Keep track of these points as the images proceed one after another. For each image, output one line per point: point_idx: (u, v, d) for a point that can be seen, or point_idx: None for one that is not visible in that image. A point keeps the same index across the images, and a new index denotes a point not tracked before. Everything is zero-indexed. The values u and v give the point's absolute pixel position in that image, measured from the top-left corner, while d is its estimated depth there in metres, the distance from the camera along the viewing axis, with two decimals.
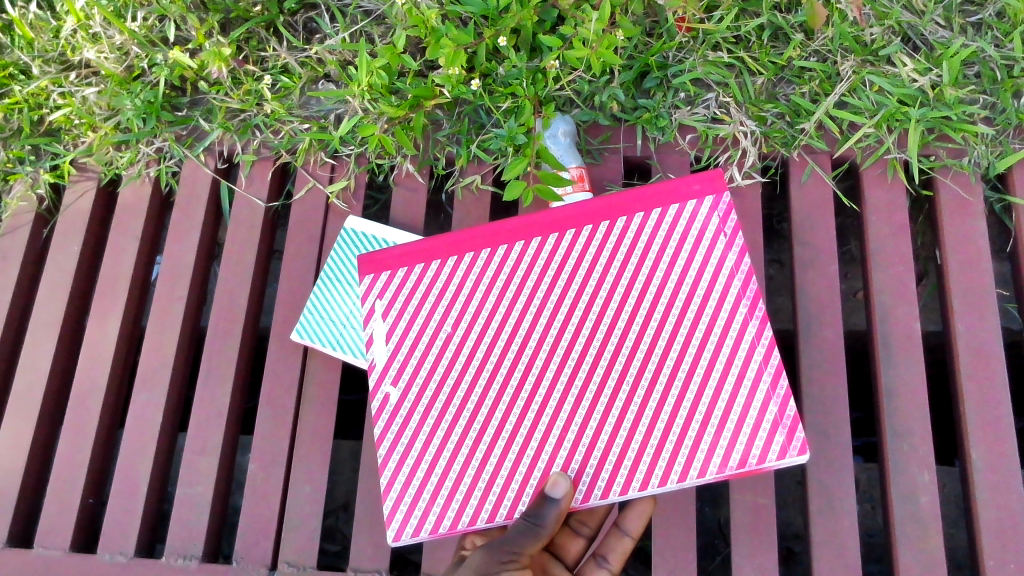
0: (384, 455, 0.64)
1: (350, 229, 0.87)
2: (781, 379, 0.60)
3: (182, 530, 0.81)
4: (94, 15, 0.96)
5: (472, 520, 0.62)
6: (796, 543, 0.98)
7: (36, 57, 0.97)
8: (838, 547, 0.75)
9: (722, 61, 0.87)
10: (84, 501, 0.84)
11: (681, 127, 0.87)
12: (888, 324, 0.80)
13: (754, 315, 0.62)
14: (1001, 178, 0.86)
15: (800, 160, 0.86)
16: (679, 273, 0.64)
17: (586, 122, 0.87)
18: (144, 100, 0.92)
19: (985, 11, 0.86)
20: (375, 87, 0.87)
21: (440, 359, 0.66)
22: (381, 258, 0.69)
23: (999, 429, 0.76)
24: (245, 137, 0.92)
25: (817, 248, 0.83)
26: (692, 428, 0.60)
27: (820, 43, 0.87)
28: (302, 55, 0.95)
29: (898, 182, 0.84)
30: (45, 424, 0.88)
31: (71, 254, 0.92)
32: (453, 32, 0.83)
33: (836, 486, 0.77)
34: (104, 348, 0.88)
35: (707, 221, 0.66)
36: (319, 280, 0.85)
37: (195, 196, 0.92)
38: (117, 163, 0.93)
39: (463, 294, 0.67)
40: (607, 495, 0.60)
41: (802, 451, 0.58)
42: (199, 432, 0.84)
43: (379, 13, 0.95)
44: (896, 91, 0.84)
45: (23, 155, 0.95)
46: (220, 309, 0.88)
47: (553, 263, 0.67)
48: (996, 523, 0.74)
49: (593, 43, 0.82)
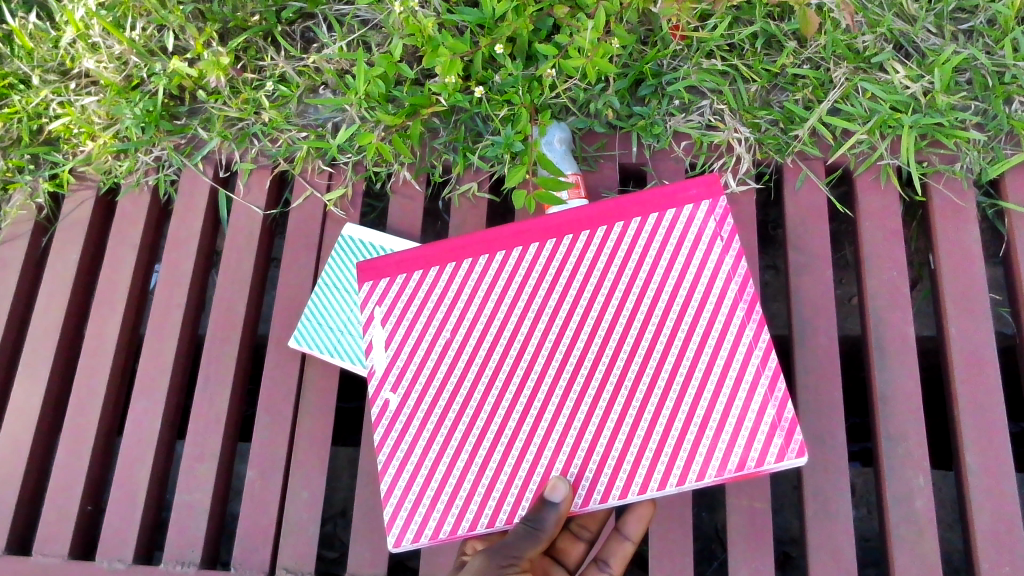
0: (384, 462, 0.64)
1: (348, 236, 0.87)
2: (780, 381, 0.61)
3: (181, 536, 0.81)
4: (93, 25, 0.96)
5: (472, 525, 0.62)
6: (792, 548, 0.98)
7: (36, 66, 0.98)
8: (835, 551, 0.76)
9: (716, 69, 0.88)
10: (83, 508, 0.84)
11: (676, 134, 0.88)
12: (883, 329, 0.80)
13: (751, 318, 0.63)
14: (993, 184, 0.86)
15: (795, 167, 0.86)
16: (676, 277, 0.65)
17: (581, 129, 0.88)
18: (143, 109, 0.92)
19: (976, 19, 0.87)
20: (372, 95, 0.88)
21: (440, 364, 0.66)
22: (380, 265, 0.70)
23: (992, 432, 0.77)
24: (244, 145, 0.93)
25: (811, 254, 0.83)
26: (691, 432, 0.61)
27: (814, 50, 0.87)
28: (300, 64, 0.95)
29: (891, 188, 0.85)
30: (44, 432, 0.89)
31: (70, 262, 0.93)
32: (450, 40, 0.84)
33: (832, 490, 0.77)
34: (102, 355, 0.88)
35: (704, 225, 0.66)
36: (317, 287, 0.86)
37: (193, 204, 0.93)
38: (117, 172, 0.94)
39: (462, 300, 0.68)
40: (607, 499, 0.61)
41: (800, 453, 0.59)
42: (198, 438, 0.84)
43: (377, 22, 0.96)
44: (889, 97, 0.85)
45: (23, 164, 0.95)
46: (219, 316, 0.88)
47: (551, 268, 0.67)
48: (992, 525, 0.75)
49: (588, 51, 0.83)
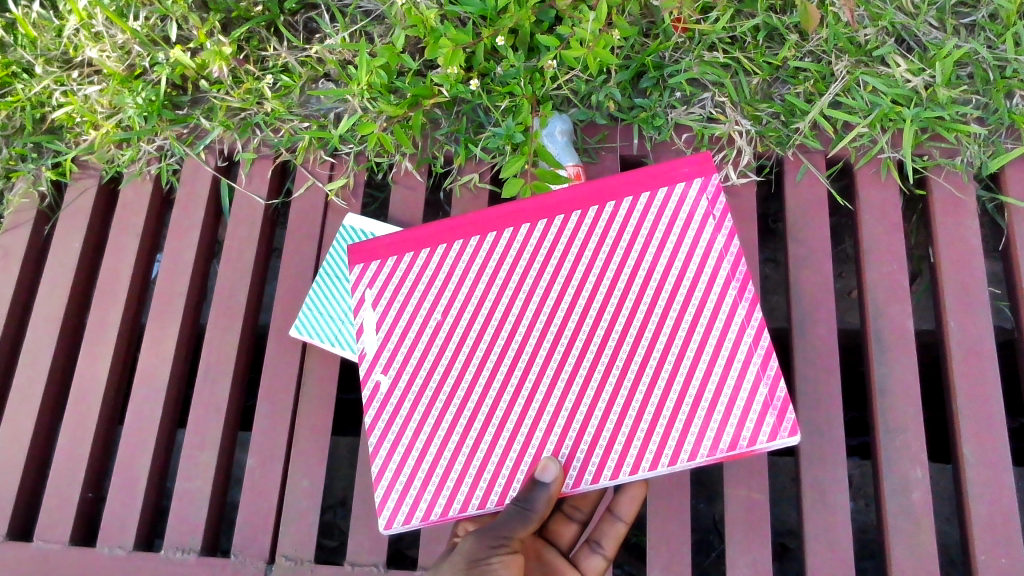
0: (375, 444, 0.64)
1: (350, 226, 0.88)
2: (771, 359, 0.60)
3: (181, 523, 0.82)
4: (97, 14, 0.97)
5: (464, 506, 0.62)
6: (790, 539, 0.99)
7: (39, 55, 0.98)
8: (831, 542, 0.76)
9: (718, 62, 0.88)
10: (84, 494, 0.85)
11: (677, 126, 0.88)
12: (882, 322, 0.81)
13: (744, 297, 0.63)
14: (994, 178, 0.86)
15: (795, 160, 0.87)
16: (668, 257, 0.65)
17: (582, 121, 0.88)
18: (145, 98, 0.92)
19: (978, 13, 0.87)
20: (374, 86, 0.89)
21: (431, 346, 0.66)
22: (371, 248, 0.70)
23: (990, 425, 0.77)
24: (246, 135, 0.93)
25: (811, 246, 0.84)
26: (682, 412, 0.61)
27: (815, 43, 0.87)
28: (302, 54, 0.96)
29: (891, 182, 0.85)
30: (46, 418, 0.89)
31: (72, 250, 0.93)
32: (452, 32, 0.85)
33: (829, 481, 0.77)
34: (104, 343, 0.89)
35: (695, 204, 0.66)
36: (318, 277, 0.86)
37: (196, 193, 0.93)
38: (119, 161, 0.94)
39: (453, 282, 0.68)
40: (598, 480, 0.61)
41: (792, 431, 0.58)
42: (199, 426, 0.85)
43: (379, 13, 0.96)
44: (890, 91, 0.84)
45: (26, 153, 0.96)
46: (220, 305, 0.88)
47: (542, 250, 0.67)
48: (988, 518, 0.75)
49: (589, 43, 0.83)
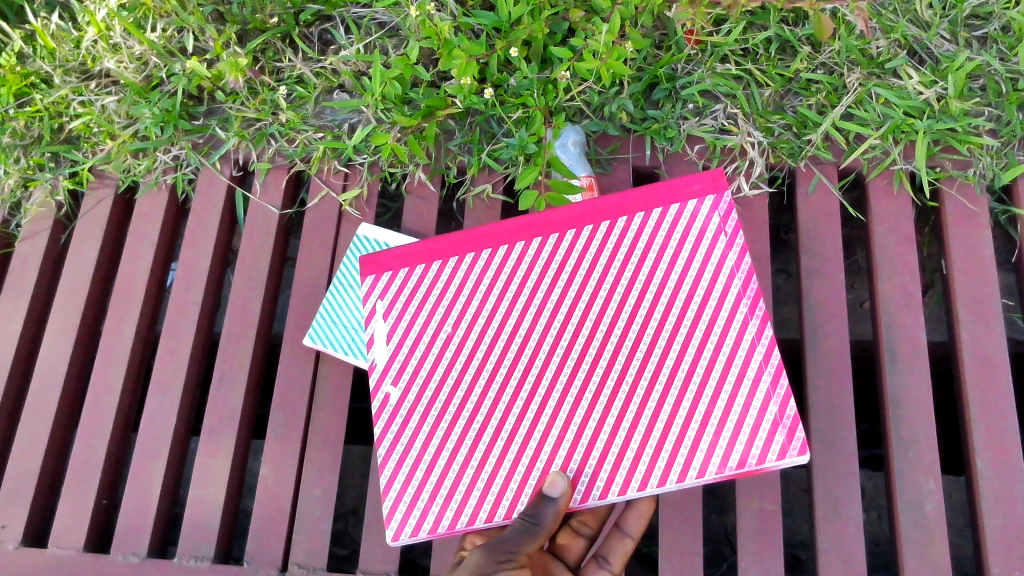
0: (384, 455, 0.65)
1: (363, 236, 0.89)
2: (781, 378, 0.60)
3: (195, 530, 0.82)
4: (115, 26, 0.98)
5: (471, 520, 0.62)
6: (801, 551, 0.99)
7: (58, 66, 0.99)
8: (844, 553, 0.76)
9: (730, 74, 0.89)
10: (98, 501, 0.85)
11: (690, 138, 0.89)
12: (894, 333, 0.81)
13: (755, 314, 0.63)
14: (1006, 190, 0.86)
15: (807, 171, 0.87)
16: (679, 272, 0.65)
17: (595, 132, 0.89)
18: (162, 109, 0.94)
19: (990, 26, 0.87)
20: (388, 97, 0.89)
21: (441, 358, 0.67)
22: (383, 259, 0.71)
23: (1003, 437, 0.77)
24: (261, 146, 0.94)
25: (824, 258, 0.84)
26: (691, 428, 0.61)
27: (827, 55, 0.88)
28: (317, 66, 0.96)
29: (903, 193, 0.85)
30: (61, 426, 0.90)
31: (88, 259, 0.94)
32: (466, 43, 0.86)
33: (842, 493, 0.77)
34: (118, 351, 0.89)
35: (708, 220, 0.66)
36: (332, 286, 0.87)
37: (210, 203, 0.94)
38: (135, 171, 0.95)
39: (464, 294, 0.68)
40: (606, 495, 0.61)
41: (802, 451, 0.58)
42: (213, 433, 0.85)
43: (393, 24, 0.97)
44: (902, 103, 0.85)
45: (43, 162, 0.97)
46: (234, 314, 0.89)
47: (553, 264, 0.68)
48: (1002, 530, 0.74)
49: (603, 54, 0.83)
